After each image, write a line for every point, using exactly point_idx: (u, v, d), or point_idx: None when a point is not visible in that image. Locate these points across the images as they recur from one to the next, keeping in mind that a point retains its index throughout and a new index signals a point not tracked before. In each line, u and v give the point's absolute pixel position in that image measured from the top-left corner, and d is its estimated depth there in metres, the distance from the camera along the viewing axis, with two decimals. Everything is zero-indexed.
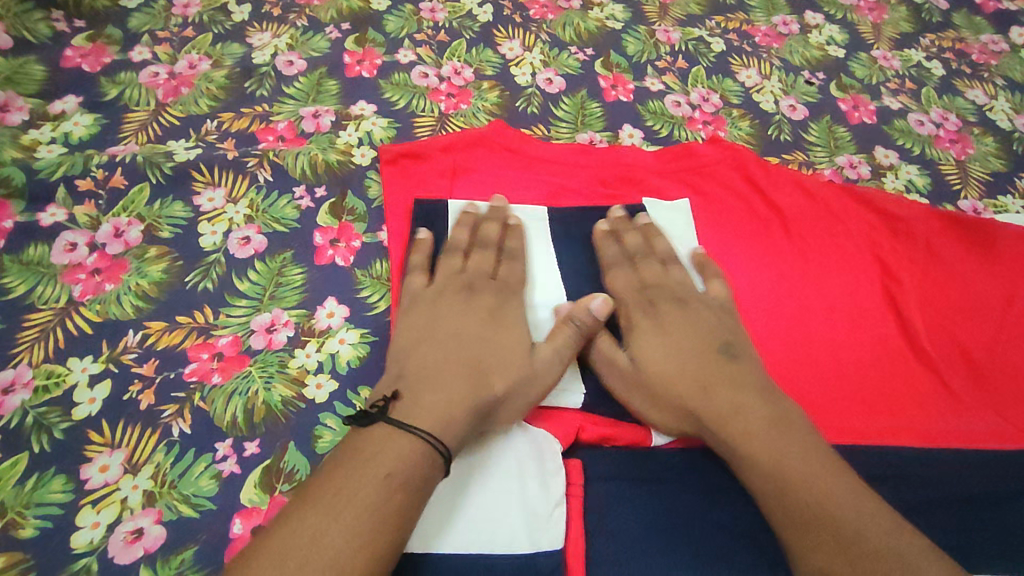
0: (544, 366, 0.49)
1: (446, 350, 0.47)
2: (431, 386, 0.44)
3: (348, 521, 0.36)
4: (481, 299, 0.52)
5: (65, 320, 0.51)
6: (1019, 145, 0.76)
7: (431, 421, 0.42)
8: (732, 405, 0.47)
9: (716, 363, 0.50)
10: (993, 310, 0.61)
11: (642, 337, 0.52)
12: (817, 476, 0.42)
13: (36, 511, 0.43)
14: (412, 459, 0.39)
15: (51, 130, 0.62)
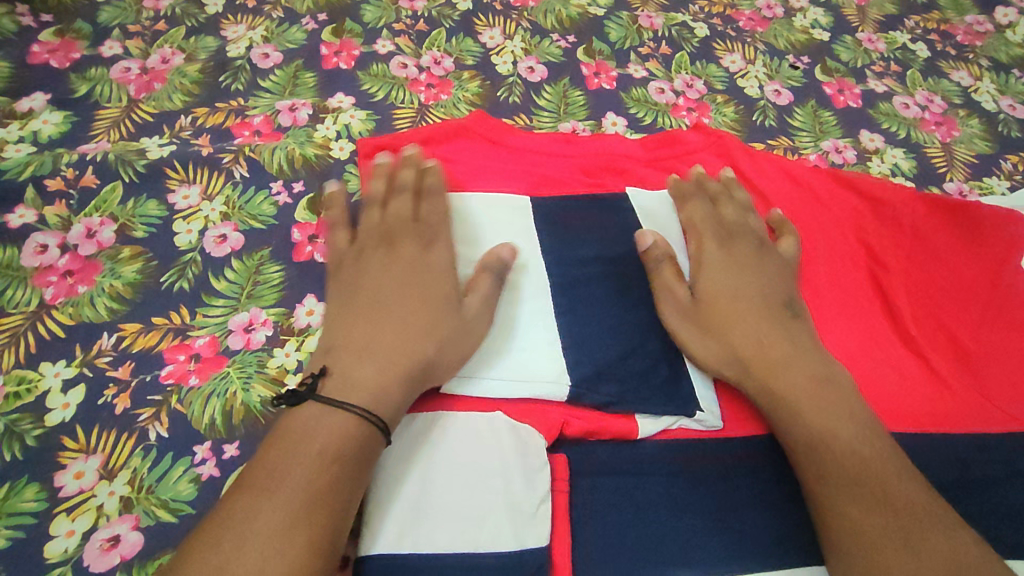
0: (473, 314, 0.50)
1: (376, 317, 0.47)
2: (360, 360, 0.44)
3: (285, 502, 0.37)
4: (403, 247, 0.52)
5: (36, 324, 0.50)
6: (1005, 126, 0.76)
7: (357, 392, 0.42)
8: (783, 354, 0.50)
9: (777, 319, 0.52)
10: (978, 293, 0.61)
11: (709, 270, 0.55)
12: (856, 431, 0.46)
13: (9, 521, 0.42)
14: (342, 433, 0.40)
15: (19, 129, 0.60)
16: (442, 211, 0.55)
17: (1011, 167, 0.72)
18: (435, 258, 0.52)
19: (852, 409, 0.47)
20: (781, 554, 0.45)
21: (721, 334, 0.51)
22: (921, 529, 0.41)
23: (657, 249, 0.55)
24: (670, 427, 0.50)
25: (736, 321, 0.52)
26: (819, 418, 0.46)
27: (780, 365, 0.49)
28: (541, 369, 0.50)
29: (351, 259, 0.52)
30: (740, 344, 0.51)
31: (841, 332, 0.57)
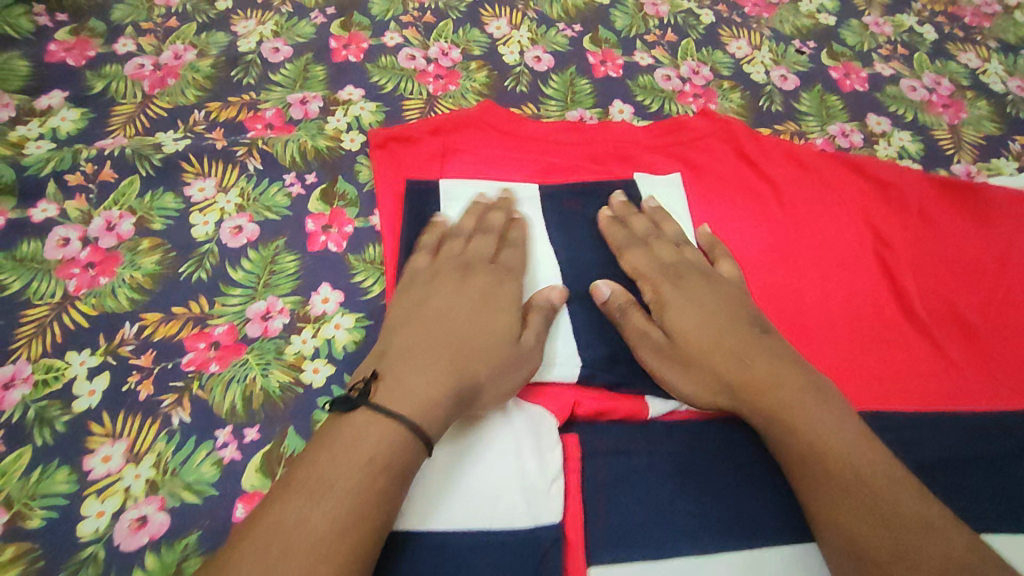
0: (529, 348, 0.49)
1: (430, 330, 0.47)
2: (412, 365, 0.44)
3: (331, 506, 0.37)
4: (475, 280, 0.52)
5: (61, 314, 0.51)
6: (1013, 107, 0.76)
7: (409, 404, 0.42)
8: (768, 376, 0.48)
9: (752, 338, 0.50)
10: (987, 273, 0.61)
11: (674, 310, 0.52)
12: (852, 442, 0.44)
13: (42, 502, 0.44)
14: (394, 445, 0.40)
15: (39, 126, 0.62)
16: (521, 261, 0.55)
17: (1020, 148, 0.72)
18: (493, 288, 0.52)
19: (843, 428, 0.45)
20: (791, 531, 0.46)
21: (697, 369, 0.49)
22: (920, 540, 0.40)
23: (617, 298, 0.53)
24: (678, 407, 0.52)
25: (715, 352, 0.49)
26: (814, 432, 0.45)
27: (765, 385, 0.47)
28: (556, 351, 0.52)
29: (425, 278, 0.52)
30: (721, 370, 0.49)
31: (846, 311, 0.58)
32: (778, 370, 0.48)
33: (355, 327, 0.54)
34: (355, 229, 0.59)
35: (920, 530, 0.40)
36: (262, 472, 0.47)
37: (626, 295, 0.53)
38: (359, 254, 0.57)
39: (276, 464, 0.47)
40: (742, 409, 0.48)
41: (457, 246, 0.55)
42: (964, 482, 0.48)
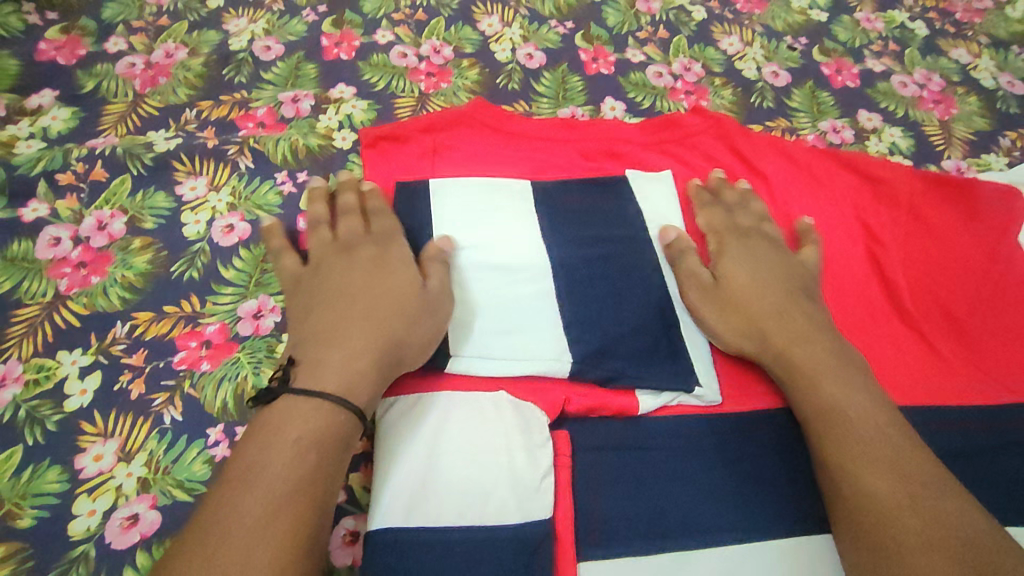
0: (436, 296, 0.50)
1: (336, 309, 0.48)
2: (328, 345, 0.45)
3: (268, 487, 0.37)
4: (359, 253, 0.52)
5: (52, 313, 0.51)
6: (1003, 103, 0.76)
7: (331, 380, 0.43)
8: (798, 331, 0.52)
9: (798, 298, 0.54)
10: (975, 269, 0.61)
11: (735, 261, 0.56)
12: (872, 405, 0.47)
13: (34, 501, 0.44)
14: (317, 424, 0.41)
15: (29, 125, 0.62)
16: (392, 225, 0.55)
17: (1010, 144, 0.72)
18: (388, 257, 0.52)
19: (865, 390, 0.48)
20: (780, 526, 0.46)
21: (740, 311, 0.53)
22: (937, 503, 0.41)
23: (681, 240, 0.56)
24: (668, 403, 0.51)
25: (756, 300, 0.53)
26: (842, 394, 0.48)
27: (793, 338, 0.51)
28: (543, 348, 0.51)
29: (320, 259, 0.52)
30: (758, 318, 0.52)
31: (839, 307, 0.58)
32: (808, 327, 0.52)
33: None
34: None
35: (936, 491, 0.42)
36: None
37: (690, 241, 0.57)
38: None
39: None
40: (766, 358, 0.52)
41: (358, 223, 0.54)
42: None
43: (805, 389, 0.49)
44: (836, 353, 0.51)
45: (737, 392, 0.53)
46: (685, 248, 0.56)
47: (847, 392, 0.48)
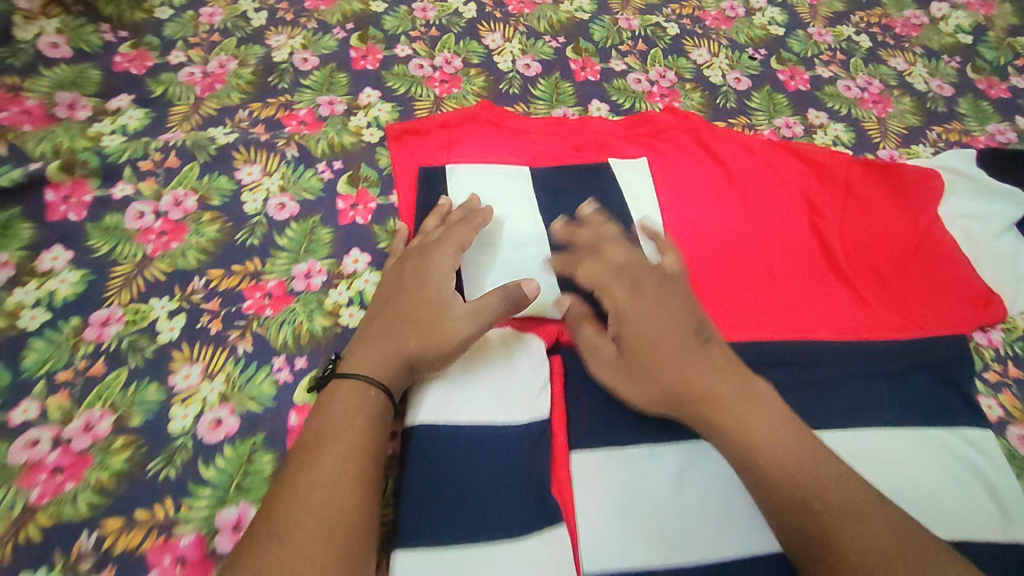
0: (459, 320, 0.56)
1: (380, 315, 0.59)
2: (363, 343, 0.56)
3: (331, 450, 0.48)
4: (417, 270, 0.61)
5: (143, 271, 0.64)
6: (932, 103, 0.89)
7: (360, 365, 0.54)
8: (698, 369, 0.53)
9: (688, 341, 0.55)
10: (901, 235, 0.74)
11: (630, 321, 0.57)
12: (763, 427, 0.49)
13: (140, 407, 0.57)
14: (347, 413, 0.50)
15: (111, 123, 0.74)
16: (467, 241, 0.64)
17: (936, 136, 0.85)
18: (435, 278, 0.60)
19: (760, 412, 0.50)
20: None
21: (651, 377, 0.54)
22: (835, 515, 0.45)
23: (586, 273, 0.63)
24: None
25: (655, 351, 0.55)
26: (734, 422, 0.50)
27: (693, 382, 0.52)
28: (540, 297, 0.64)
29: (388, 274, 0.63)
30: (661, 373, 0.54)
31: (785, 265, 0.71)
32: (710, 369, 0.53)
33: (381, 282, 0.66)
34: (378, 205, 0.72)
35: (832, 508, 0.45)
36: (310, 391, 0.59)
37: (594, 272, 0.63)
38: (382, 225, 0.70)
39: None
40: (686, 407, 0.52)
41: (441, 240, 0.64)
42: (850, 395, 0.62)
43: (707, 425, 0.51)
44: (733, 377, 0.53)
45: None
46: (582, 317, 0.61)
47: (740, 422, 0.50)
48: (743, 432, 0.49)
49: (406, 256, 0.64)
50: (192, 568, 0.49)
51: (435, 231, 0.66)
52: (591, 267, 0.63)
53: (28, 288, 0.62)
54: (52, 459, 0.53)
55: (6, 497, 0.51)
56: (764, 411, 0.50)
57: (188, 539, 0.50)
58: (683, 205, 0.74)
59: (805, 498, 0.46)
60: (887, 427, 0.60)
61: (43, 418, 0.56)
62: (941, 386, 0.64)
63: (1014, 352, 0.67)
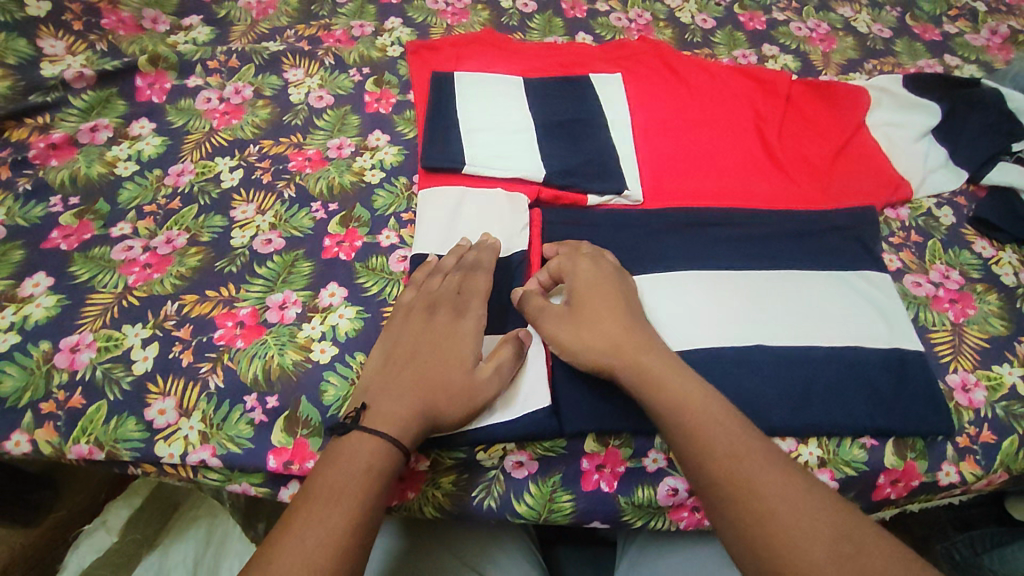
0: (483, 380, 0.60)
1: (402, 365, 0.60)
2: (388, 396, 0.57)
3: (353, 496, 0.51)
4: (439, 316, 0.63)
5: (210, 139, 0.81)
6: (872, 43, 1.03)
7: (385, 423, 0.55)
8: (641, 341, 0.61)
9: (631, 322, 0.62)
10: (831, 135, 0.88)
11: (584, 283, 0.65)
12: (704, 410, 0.56)
13: (208, 229, 0.73)
14: (381, 455, 0.54)
15: (185, 36, 0.92)
16: (484, 292, 0.66)
17: (871, 68, 1.00)
18: (457, 328, 0.62)
19: (704, 411, 0.55)
20: (671, 264, 0.74)
21: (598, 332, 0.61)
22: (764, 483, 0.51)
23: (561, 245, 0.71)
24: (607, 201, 0.79)
25: (603, 318, 0.62)
26: (675, 404, 0.56)
27: (633, 352, 0.60)
28: (525, 164, 0.79)
29: (405, 312, 0.65)
30: (608, 341, 0.61)
31: (732, 156, 0.85)
32: (647, 348, 0.60)
33: (398, 153, 0.82)
34: (397, 100, 0.88)
35: (762, 478, 0.51)
36: (341, 225, 0.75)
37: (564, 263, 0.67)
38: (400, 115, 0.87)
39: (350, 221, 0.75)
40: (620, 370, 0.60)
41: (459, 283, 0.66)
42: (776, 245, 0.76)
43: (652, 399, 0.57)
44: (670, 359, 0.60)
45: (653, 198, 0.81)
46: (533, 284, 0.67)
47: (679, 407, 0.56)
48: (677, 404, 0.56)
49: (423, 296, 0.65)
50: (248, 330, 0.66)
51: (454, 272, 0.67)
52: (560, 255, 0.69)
53: (122, 146, 0.79)
54: (143, 258, 0.70)
55: (111, 281, 0.68)
56: (712, 412, 0.55)
57: (246, 310, 0.67)
58: (650, 108, 0.89)
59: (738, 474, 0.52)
60: (802, 270, 0.74)
61: (135, 234, 0.72)
62: (850, 242, 0.77)
63: (916, 224, 0.82)
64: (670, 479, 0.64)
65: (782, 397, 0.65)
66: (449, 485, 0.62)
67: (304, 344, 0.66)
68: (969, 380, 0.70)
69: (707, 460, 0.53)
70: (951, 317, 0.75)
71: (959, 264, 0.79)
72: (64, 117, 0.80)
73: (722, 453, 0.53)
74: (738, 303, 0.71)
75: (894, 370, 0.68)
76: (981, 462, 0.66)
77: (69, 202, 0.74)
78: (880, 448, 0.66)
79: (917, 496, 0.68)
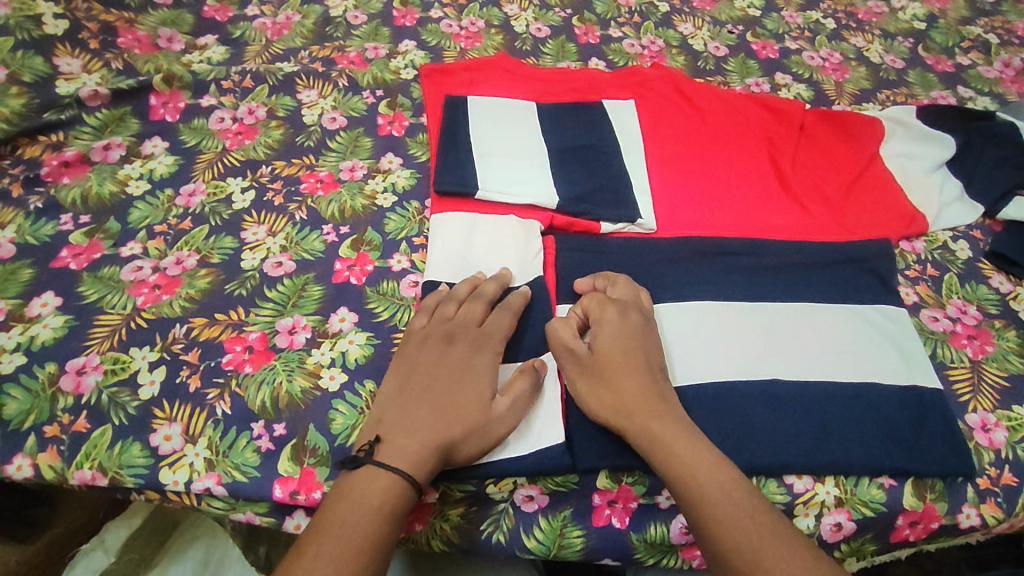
0: (499, 416, 0.59)
1: (417, 398, 0.59)
2: (402, 431, 0.56)
3: (362, 537, 0.50)
4: (456, 348, 0.62)
5: (222, 159, 0.81)
6: (885, 73, 1.04)
7: (400, 458, 0.54)
8: (656, 401, 0.59)
9: (652, 380, 0.61)
10: (846, 167, 0.88)
11: (606, 329, 0.63)
12: (718, 478, 0.54)
13: (219, 250, 0.73)
14: (394, 492, 0.53)
15: (200, 55, 0.92)
16: (503, 324, 0.65)
17: (884, 98, 1.00)
18: (475, 361, 0.61)
19: (717, 479, 0.54)
20: (686, 294, 0.73)
21: (611, 386, 0.60)
22: (774, 562, 0.50)
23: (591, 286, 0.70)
24: (621, 229, 0.79)
25: (622, 374, 0.61)
26: (688, 469, 0.55)
27: (650, 413, 0.58)
28: (539, 191, 0.78)
29: (420, 341, 0.63)
30: (626, 399, 0.59)
31: (745, 185, 0.85)
32: (663, 409, 0.59)
33: (410, 177, 0.82)
34: (410, 123, 0.88)
35: (772, 555, 0.50)
36: (352, 248, 0.74)
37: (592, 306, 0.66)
38: (413, 138, 0.86)
39: (362, 245, 0.75)
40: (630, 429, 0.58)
41: (478, 315, 0.65)
42: (792, 277, 0.75)
43: (663, 460, 0.56)
44: (682, 420, 0.59)
45: (666, 227, 0.80)
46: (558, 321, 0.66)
47: (692, 473, 0.55)
48: (689, 470, 0.55)
49: (440, 326, 0.64)
50: (257, 355, 0.65)
51: (472, 302, 0.66)
52: (591, 296, 0.67)
53: (135, 165, 0.79)
54: (153, 279, 0.70)
55: (120, 302, 0.68)
56: (725, 480, 0.55)
57: (254, 335, 0.67)
58: (664, 137, 0.88)
59: (748, 551, 0.51)
60: (818, 303, 0.73)
61: (145, 254, 0.72)
62: (865, 275, 0.76)
63: (933, 257, 0.82)
64: (683, 516, 0.63)
65: (798, 434, 0.64)
66: (457, 518, 0.61)
67: (313, 371, 0.65)
68: (988, 420, 0.69)
69: (714, 530, 0.52)
70: (969, 354, 0.74)
71: (977, 300, 0.78)
72: (77, 134, 0.80)
73: (729, 523, 0.52)
74: (754, 336, 0.70)
75: (913, 410, 0.67)
76: (1003, 505, 0.65)
77: (80, 221, 0.74)
78: (899, 488, 0.65)
79: (936, 538, 0.67)
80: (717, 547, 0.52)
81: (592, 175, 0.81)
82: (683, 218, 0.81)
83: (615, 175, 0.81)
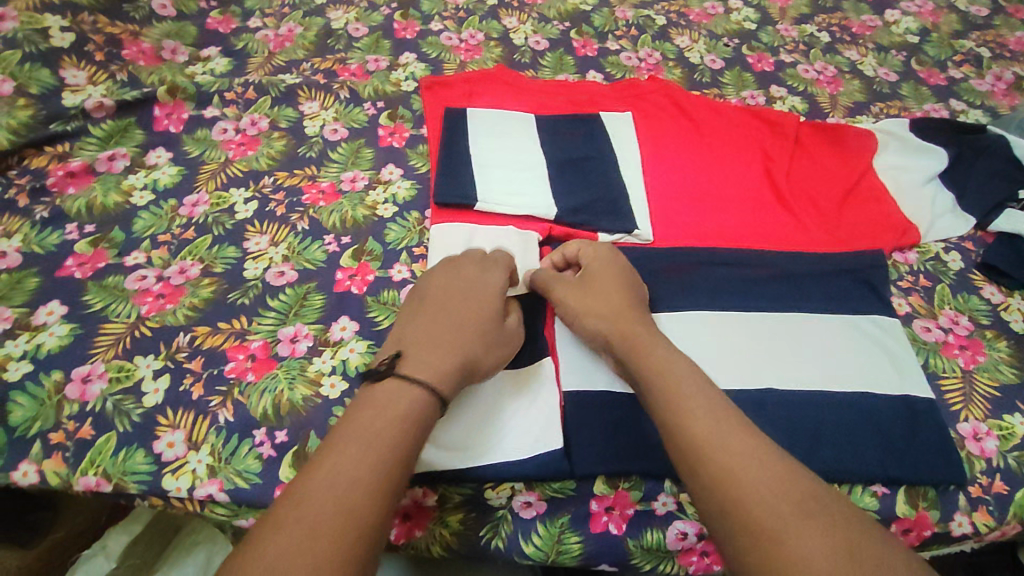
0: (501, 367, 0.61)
1: (436, 333, 0.59)
2: (424, 355, 0.57)
3: (368, 449, 0.48)
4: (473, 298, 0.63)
5: (225, 169, 0.82)
6: (878, 86, 1.05)
7: (426, 374, 0.55)
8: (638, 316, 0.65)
9: (635, 303, 0.67)
10: (840, 179, 0.89)
11: (593, 262, 0.70)
12: (689, 383, 0.56)
13: (222, 260, 0.74)
14: (410, 407, 0.52)
15: (203, 66, 0.93)
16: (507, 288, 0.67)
17: (877, 111, 1.01)
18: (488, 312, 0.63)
19: (688, 384, 0.56)
20: (682, 304, 0.74)
21: (597, 300, 0.66)
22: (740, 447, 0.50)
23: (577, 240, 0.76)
24: (618, 240, 0.80)
25: (608, 293, 0.67)
26: (662, 376, 0.57)
27: (633, 323, 0.64)
28: (537, 203, 0.80)
29: (432, 294, 0.64)
30: (611, 312, 0.65)
31: (740, 196, 0.86)
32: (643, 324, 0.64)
33: (411, 187, 0.83)
34: (410, 134, 0.89)
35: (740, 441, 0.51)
36: (353, 258, 0.76)
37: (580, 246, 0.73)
38: (414, 149, 0.88)
39: (362, 254, 0.76)
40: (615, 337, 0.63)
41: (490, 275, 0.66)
42: (785, 287, 0.76)
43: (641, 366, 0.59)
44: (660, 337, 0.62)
45: (663, 237, 0.81)
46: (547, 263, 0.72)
47: (665, 378, 0.57)
48: (663, 377, 0.57)
49: (455, 279, 0.65)
50: (259, 363, 0.66)
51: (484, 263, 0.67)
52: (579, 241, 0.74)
53: (139, 175, 0.80)
54: (156, 288, 0.71)
55: (124, 310, 0.69)
56: (698, 386, 0.56)
57: (257, 343, 0.68)
58: (661, 148, 0.90)
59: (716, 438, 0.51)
60: (812, 313, 0.75)
61: (149, 263, 0.73)
62: (858, 285, 0.78)
63: (925, 268, 0.83)
64: (679, 523, 0.63)
65: (792, 441, 0.65)
66: (456, 525, 0.62)
67: (314, 379, 0.66)
68: (980, 429, 0.70)
69: (683, 422, 0.53)
70: (961, 364, 0.75)
71: (968, 310, 0.80)
72: (83, 145, 0.81)
73: (700, 416, 0.53)
74: (748, 345, 0.71)
75: (906, 420, 0.68)
76: (994, 513, 0.66)
77: (84, 230, 0.75)
78: (891, 496, 0.66)
79: (930, 546, 0.67)
80: (688, 438, 0.52)
81: (590, 186, 0.83)
82: (679, 229, 0.82)
83: (612, 186, 0.83)
